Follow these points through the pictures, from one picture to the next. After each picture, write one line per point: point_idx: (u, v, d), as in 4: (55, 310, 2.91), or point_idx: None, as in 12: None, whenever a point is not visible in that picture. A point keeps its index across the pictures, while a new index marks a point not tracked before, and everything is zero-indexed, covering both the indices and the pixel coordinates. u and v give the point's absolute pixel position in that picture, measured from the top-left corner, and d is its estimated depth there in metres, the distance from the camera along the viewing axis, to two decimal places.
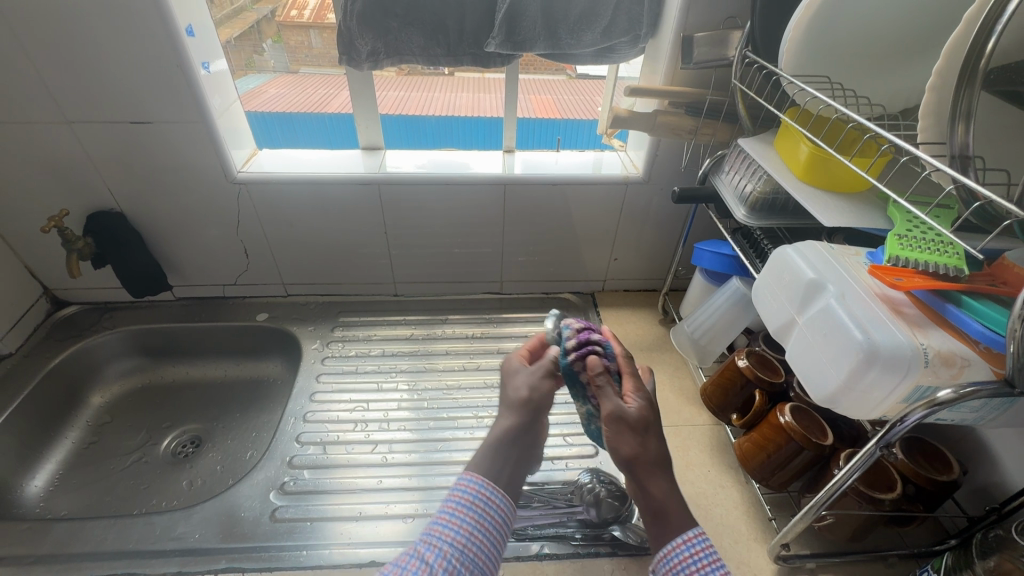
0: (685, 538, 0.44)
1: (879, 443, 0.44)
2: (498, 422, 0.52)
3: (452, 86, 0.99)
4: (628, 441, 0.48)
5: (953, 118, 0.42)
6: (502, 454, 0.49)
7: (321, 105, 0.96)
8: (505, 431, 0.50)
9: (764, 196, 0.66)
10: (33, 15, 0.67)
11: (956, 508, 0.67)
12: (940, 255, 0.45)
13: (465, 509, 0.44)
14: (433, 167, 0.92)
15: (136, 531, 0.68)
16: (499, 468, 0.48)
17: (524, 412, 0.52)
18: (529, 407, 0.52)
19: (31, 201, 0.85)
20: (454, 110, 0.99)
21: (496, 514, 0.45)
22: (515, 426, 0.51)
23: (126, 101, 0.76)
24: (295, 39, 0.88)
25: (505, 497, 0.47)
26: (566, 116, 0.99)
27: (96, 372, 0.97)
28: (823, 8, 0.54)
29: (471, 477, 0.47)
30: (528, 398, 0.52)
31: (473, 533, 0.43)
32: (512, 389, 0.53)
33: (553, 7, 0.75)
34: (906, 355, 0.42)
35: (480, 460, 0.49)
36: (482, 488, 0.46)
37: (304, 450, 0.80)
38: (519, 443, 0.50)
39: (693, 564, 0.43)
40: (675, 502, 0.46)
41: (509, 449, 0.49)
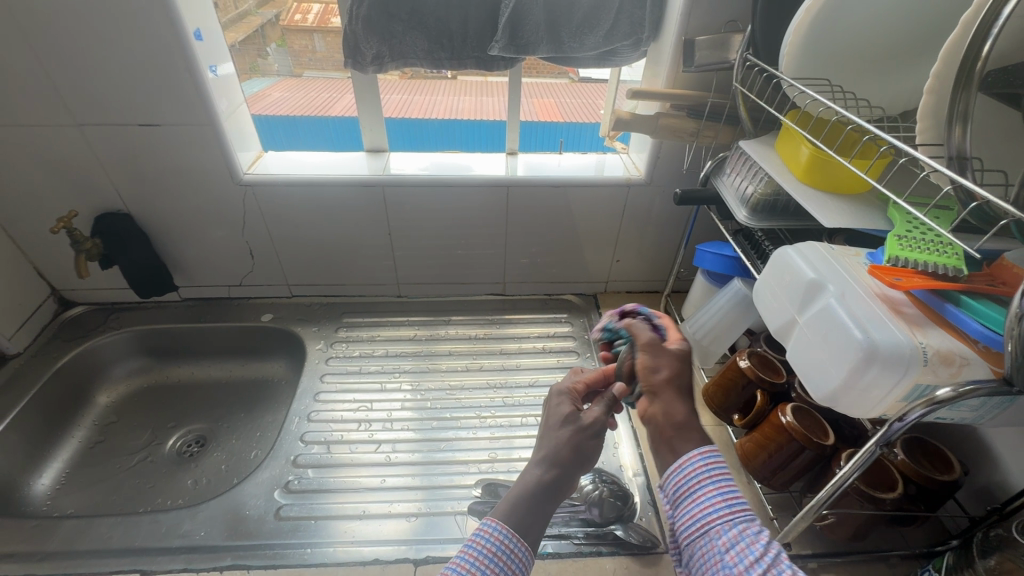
0: (704, 449, 0.47)
1: (879, 442, 0.45)
2: (529, 472, 0.49)
3: (453, 91, 1.02)
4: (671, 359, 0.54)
5: (951, 120, 0.42)
6: (534, 508, 0.47)
7: (325, 109, 0.97)
8: (536, 485, 0.47)
9: (765, 198, 0.66)
10: (45, 19, 0.68)
11: (957, 509, 0.67)
12: (939, 255, 0.46)
13: (486, 560, 0.43)
14: (436, 169, 0.93)
15: (142, 529, 0.69)
16: (528, 523, 0.46)
17: (562, 464, 0.48)
18: (566, 461, 0.48)
19: (41, 203, 0.87)
20: (456, 114, 1.02)
21: (516, 566, 0.44)
22: (547, 480, 0.48)
23: (135, 104, 0.77)
24: (300, 43, 0.87)
25: (528, 550, 0.45)
26: (569, 120, 1.01)
27: (103, 372, 0.98)
28: (823, 11, 0.54)
29: (494, 526, 0.45)
30: (570, 450, 0.49)
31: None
32: (551, 438, 0.50)
33: (555, 12, 0.76)
34: (905, 354, 0.43)
35: (507, 510, 0.47)
36: (506, 539, 0.44)
37: (308, 449, 0.81)
38: (550, 499, 0.48)
39: (707, 471, 0.46)
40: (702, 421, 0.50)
41: (541, 504, 0.47)
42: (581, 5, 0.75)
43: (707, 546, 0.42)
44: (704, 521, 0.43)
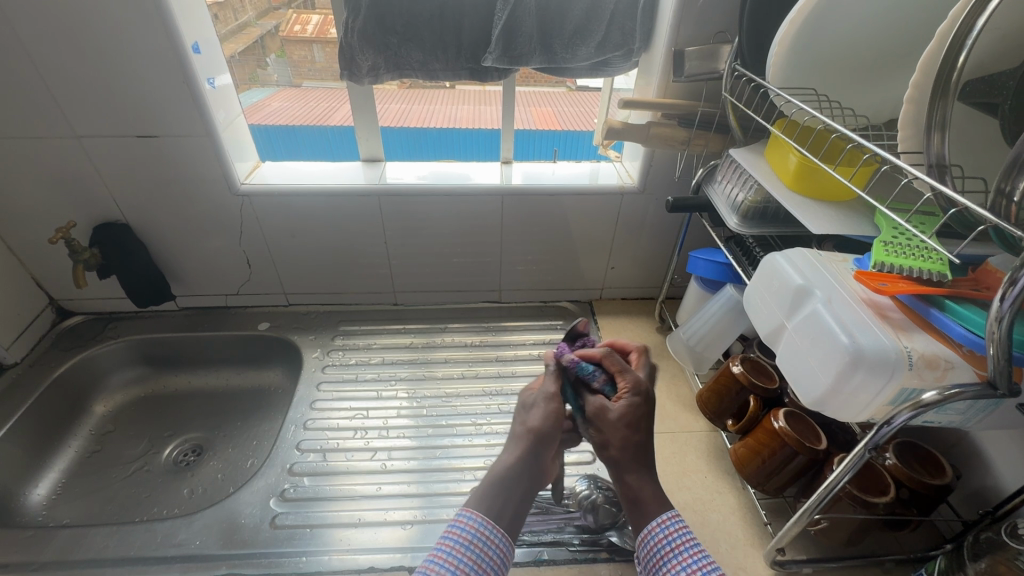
0: (659, 521, 0.49)
1: (867, 445, 0.45)
2: (500, 457, 0.52)
3: (452, 99, 1.01)
4: (605, 435, 0.52)
5: (930, 128, 0.43)
6: (506, 490, 0.49)
7: (323, 118, 0.97)
8: (507, 469, 0.50)
9: (756, 205, 0.67)
10: (45, 33, 0.69)
11: (950, 513, 0.68)
12: (923, 260, 0.46)
13: (463, 548, 0.45)
14: (432, 178, 0.94)
15: (137, 538, 0.69)
16: (499, 509, 0.48)
17: (526, 444, 0.51)
18: (530, 439, 0.52)
19: (39, 213, 0.87)
20: (454, 122, 1.01)
21: (494, 553, 0.46)
22: (515, 463, 0.50)
23: (134, 116, 0.78)
24: (299, 53, 0.89)
25: (504, 538, 0.47)
26: (566, 128, 1.01)
27: (99, 382, 0.98)
28: (807, 22, 0.56)
29: (470, 515, 0.48)
30: (531, 429, 0.52)
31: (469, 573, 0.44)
32: (517, 421, 0.54)
33: (548, 23, 0.77)
34: (891, 358, 0.43)
35: (480, 500, 0.49)
36: (481, 527, 0.47)
37: (304, 457, 0.81)
38: (519, 480, 0.50)
39: (666, 545, 0.48)
40: (648, 491, 0.51)
41: (512, 488, 0.49)
42: (573, 15, 0.76)
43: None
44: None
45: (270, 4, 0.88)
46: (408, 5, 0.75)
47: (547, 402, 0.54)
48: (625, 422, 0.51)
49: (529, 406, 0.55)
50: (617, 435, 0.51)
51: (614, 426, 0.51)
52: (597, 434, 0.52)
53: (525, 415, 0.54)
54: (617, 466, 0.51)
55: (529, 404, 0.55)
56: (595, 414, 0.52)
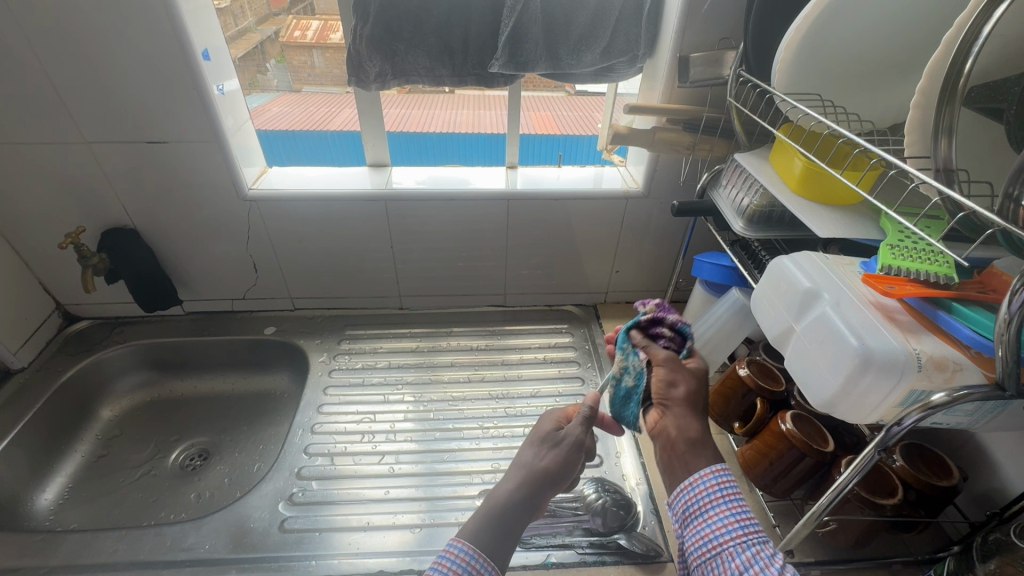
0: (712, 469, 0.51)
1: (878, 447, 0.46)
2: (502, 488, 0.54)
3: (452, 105, 1.10)
4: (676, 376, 0.55)
5: (937, 133, 0.44)
6: (498, 532, 0.50)
7: (324, 122, 1.02)
8: (510, 499, 0.53)
9: (761, 209, 0.68)
10: (58, 39, 0.70)
11: (958, 514, 0.68)
12: (930, 263, 0.47)
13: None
14: (432, 183, 0.95)
15: (146, 542, 0.69)
16: (492, 542, 0.49)
17: (534, 480, 0.54)
18: (539, 477, 0.54)
19: (49, 219, 0.88)
20: (454, 128, 1.05)
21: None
22: (515, 495, 0.53)
23: (145, 124, 0.79)
24: (299, 58, 0.89)
25: (494, 568, 0.48)
26: (566, 133, 1.03)
27: (106, 386, 0.98)
28: (812, 30, 0.56)
29: (459, 547, 0.48)
30: (542, 462, 0.56)
31: None
32: (535, 451, 0.57)
33: (553, 30, 0.78)
34: (900, 360, 0.44)
35: (474, 533, 0.50)
36: (472, 559, 0.47)
37: (312, 461, 0.81)
38: (517, 514, 0.52)
39: (716, 492, 0.50)
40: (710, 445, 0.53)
41: (511, 519, 0.52)
42: (579, 22, 0.77)
43: (717, 566, 0.46)
44: (716, 541, 0.47)
45: (271, 10, 0.90)
46: (415, 12, 0.76)
47: (568, 447, 0.57)
48: (697, 374, 0.57)
49: (551, 442, 0.58)
50: (688, 380, 0.55)
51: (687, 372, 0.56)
52: (666, 375, 0.55)
53: (541, 447, 0.57)
54: (682, 407, 0.54)
55: (547, 439, 0.58)
56: (668, 359, 0.56)
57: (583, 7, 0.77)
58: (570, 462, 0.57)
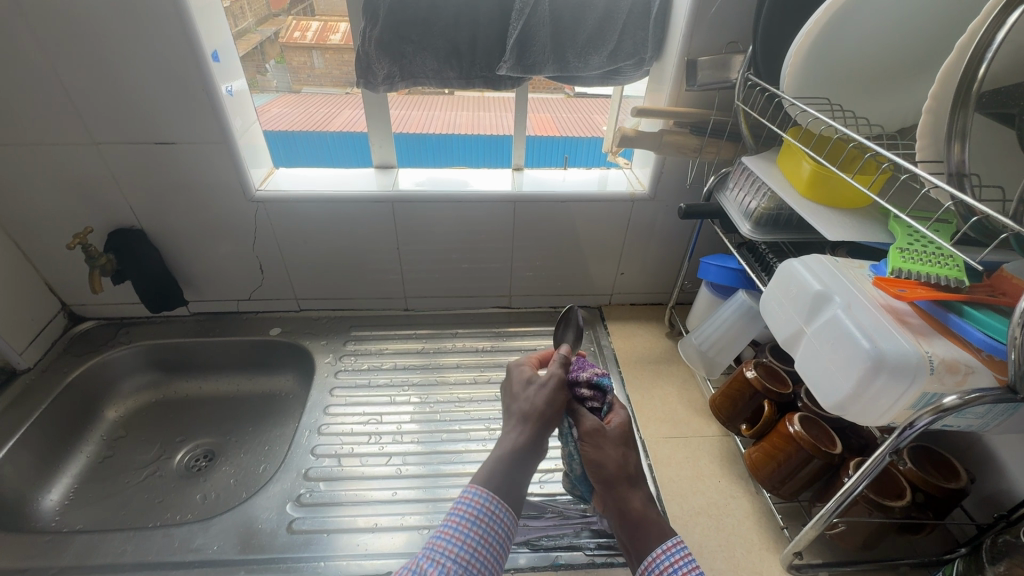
0: (664, 548, 0.50)
1: (890, 449, 0.46)
2: (506, 436, 0.52)
3: (451, 106, 1.06)
4: (603, 452, 0.56)
5: (951, 137, 0.44)
6: (512, 470, 0.50)
7: (321, 124, 0.99)
8: (514, 450, 0.51)
9: (768, 212, 0.68)
10: (69, 41, 0.70)
11: (964, 516, 0.68)
12: (941, 267, 0.48)
13: (470, 523, 0.47)
14: (432, 184, 0.95)
15: (154, 543, 0.69)
16: (507, 483, 0.49)
17: (534, 425, 0.52)
18: (538, 421, 0.53)
19: (57, 220, 0.88)
20: (454, 129, 1.03)
21: (499, 528, 0.48)
22: (523, 442, 0.51)
23: (154, 125, 0.79)
24: (298, 59, 0.92)
25: (510, 512, 0.49)
26: (566, 134, 1.03)
27: (112, 387, 0.98)
28: (823, 33, 0.57)
29: (475, 491, 0.49)
30: (531, 410, 0.53)
31: (478, 548, 0.46)
32: (524, 400, 0.55)
33: (561, 32, 0.78)
34: (912, 363, 0.44)
35: (488, 474, 0.49)
36: (488, 503, 0.48)
37: (319, 462, 0.81)
38: (527, 456, 0.51)
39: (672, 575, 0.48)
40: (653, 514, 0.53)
41: (518, 468, 0.50)
42: (587, 25, 0.78)
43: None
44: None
45: (270, 11, 0.91)
46: (424, 13, 0.76)
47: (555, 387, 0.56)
48: (622, 438, 0.58)
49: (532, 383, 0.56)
50: (615, 451, 0.56)
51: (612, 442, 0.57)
52: (594, 455, 0.56)
53: (527, 394, 0.55)
54: (618, 486, 0.54)
55: (531, 382, 0.57)
56: (592, 431, 0.57)
57: (591, 10, 0.77)
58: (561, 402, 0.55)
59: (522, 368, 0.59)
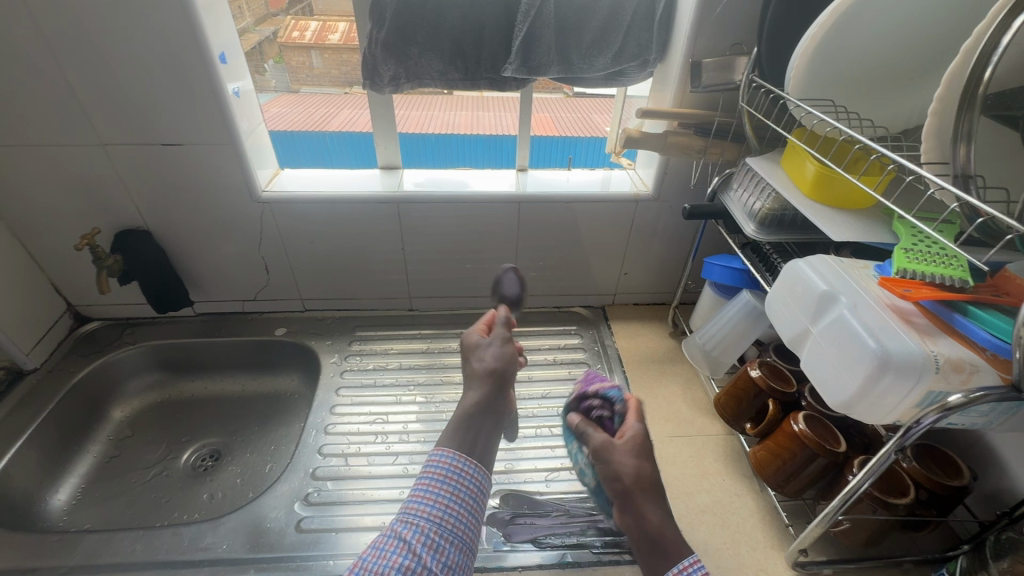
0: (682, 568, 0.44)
1: (896, 447, 0.47)
2: (466, 396, 0.58)
3: (450, 106, 1.10)
4: (617, 464, 0.51)
5: (956, 140, 0.44)
6: (473, 425, 0.55)
7: (321, 124, 1.00)
8: (474, 405, 0.56)
9: (773, 213, 0.69)
10: (78, 42, 0.71)
11: (967, 514, 0.69)
12: (945, 267, 0.48)
13: (439, 483, 0.50)
14: (431, 185, 0.96)
15: (164, 542, 0.69)
16: (473, 437, 0.54)
17: (490, 385, 0.58)
18: (493, 380, 0.58)
19: (64, 221, 0.88)
20: (454, 128, 1.06)
21: (468, 484, 0.51)
22: (482, 399, 0.57)
23: (163, 125, 0.80)
24: (297, 59, 0.94)
25: (480, 468, 0.53)
26: (565, 134, 1.04)
27: (118, 387, 0.98)
28: (827, 36, 0.57)
29: (442, 454, 0.52)
30: (492, 370, 0.59)
31: (449, 503, 0.49)
32: (477, 362, 0.61)
33: (566, 35, 0.79)
34: (918, 362, 0.44)
35: (452, 436, 0.54)
36: (454, 462, 0.51)
37: (326, 461, 0.82)
38: (489, 414, 0.56)
39: None
40: (670, 529, 0.47)
41: (479, 425, 0.55)
42: (591, 27, 0.78)
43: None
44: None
45: (269, 11, 0.92)
46: (429, 15, 0.76)
47: (504, 348, 0.62)
48: (636, 449, 0.52)
49: (481, 347, 0.62)
50: (629, 461, 0.51)
51: (623, 454, 0.51)
52: (607, 470, 0.51)
53: (481, 356, 0.61)
54: (637, 498, 0.48)
55: (481, 346, 0.63)
56: (601, 448, 0.53)
57: (596, 12, 0.78)
58: (511, 361, 0.61)
59: (471, 334, 0.65)
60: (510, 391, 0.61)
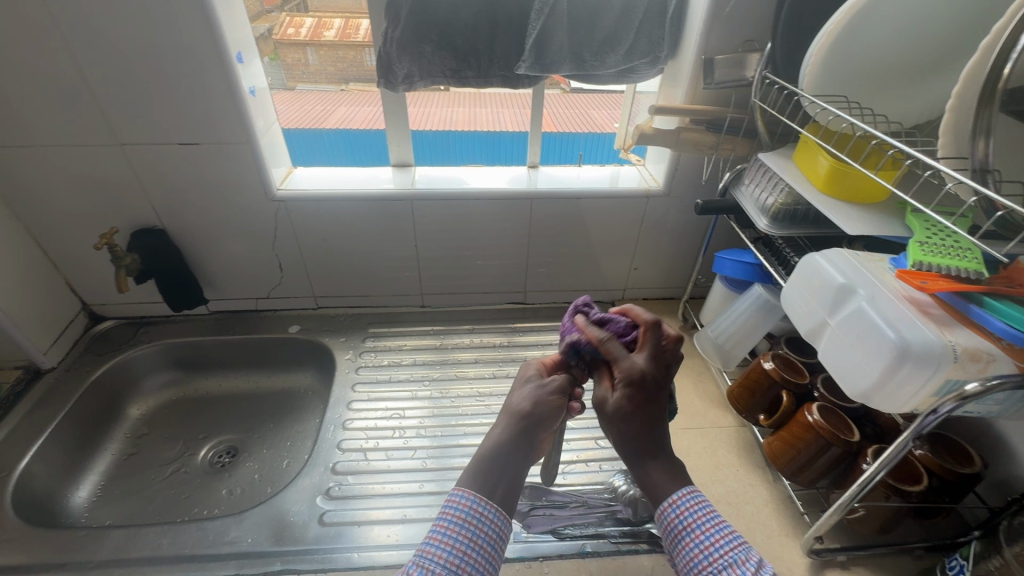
0: (673, 499, 0.46)
1: (913, 434, 0.48)
2: (494, 433, 0.51)
3: (447, 103, 1.02)
4: (608, 428, 0.49)
5: (975, 134, 0.45)
6: (496, 467, 0.49)
7: (319, 121, 1.00)
8: (499, 445, 0.50)
9: (785, 207, 0.70)
10: (97, 43, 0.71)
11: (977, 500, 0.70)
12: (960, 259, 0.50)
13: (457, 527, 0.45)
14: (437, 182, 0.96)
15: (189, 537, 0.70)
16: (495, 483, 0.48)
17: (521, 428, 0.51)
18: (525, 423, 0.51)
19: (80, 221, 0.89)
20: (452, 125, 1.02)
21: (489, 529, 0.46)
22: (509, 440, 0.50)
23: (179, 124, 0.80)
24: (293, 56, 0.94)
25: (501, 513, 0.47)
26: (562, 130, 1.02)
27: (134, 386, 0.99)
28: (843, 33, 0.58)
29: (462, 494, 0.47)
30: (528, 411, 0.52)
31: (467, 551, 0.44)
32: (518, 398, 0.54)
33: (579, 33, 0.80)
34: (937, 352, 0.46)
35: (472, 476, 0.48)
36: (474, 504, 0.46)
37: (345, 456, 0.83)
38: (512, 456, 0.49)
39: (679, 525, 0.45)
40: (660, 475, 0.47)
41: (502, 465, 0.49)
42: (604, 24, 0.79)
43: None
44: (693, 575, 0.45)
45: (263, 7, 0.87)
46: (443, 14, 0.77)
47: (549, 391, 0.54)
48: (622, 416, 0.48)
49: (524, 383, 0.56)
50: (615, 429, 0.48)
51: (609, 420, 0.48)
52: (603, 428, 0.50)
53: (522, 393, 0.54)
54: (630, 458, 0.48)
55: (529, 383, 0.56)
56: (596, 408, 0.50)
57: (608, 10, 0.78)
58: (554, 405, 0.53)
59: (529, 366, 0.58)
60: (545, 438, 0.53)
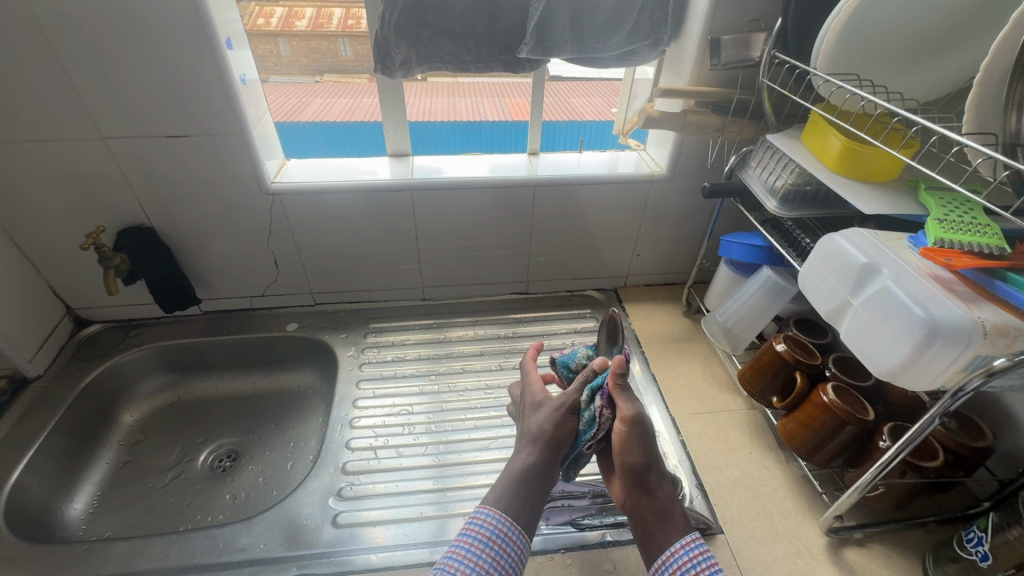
0: (682, 544, 0.54)
1: (941, 411, 0.48)
2: (518, 457, 0.58)
3: (424, 92, 1.01)
4: (631, 445, 0.59)
5: (1006, 107, 0.45)
6: (522, 489, 0.55)
7: (293, 114, 0.96)
8: (524, 470, 0.56)
9: (796, 187, 0.69)
10: (73, 30, 0.67)
11: (985, 473, 0.72)
12: (981, 235, 0.50)
13: (481, 544, 0.51)
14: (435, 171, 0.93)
15: (197, 546, 0.68)
16: (518, 506, 0.54)
17: (544, 448, 0.58)
18: (547, 442, 0.58)
19: (63, 221, 0.84)
20: (430, 115, 0.99)
21: (511, 550, 0.52)
22: (535, 463, 0.57)
23: (166, 117, 0.76)
24: (262, 47, 0.86)
25: (523, 535, 0.53)
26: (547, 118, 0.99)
27: (127, 391, 0.96)
28: (858, 9, 0.57)
29: (488, 512, 0.53)
30: (548, 433, 0.59)
31: (489, 569, 0.50)
32: (533, 424, 0.60)
33: (580, 14, 0.77)
34: (966, 328, 0.46)
35: (498, 498, 0.54)
36: (499, 525, 0.52)
37: (355, 455, 0.81)
38: (540, 481, 0.56)
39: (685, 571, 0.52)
40: (653, 516, 0.57)
41: (526, 485, 0.55)
42: (606, 6, 0.77)
43: None
44: None
45: None
46: None
47: (564, 414, 0.60)
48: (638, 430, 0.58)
49: (538, 407, 0.62)
50: (637, 445, 0.58)
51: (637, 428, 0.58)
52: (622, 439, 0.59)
53: (536, 416, 0.61)
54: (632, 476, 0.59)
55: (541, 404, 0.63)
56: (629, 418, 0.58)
57: None
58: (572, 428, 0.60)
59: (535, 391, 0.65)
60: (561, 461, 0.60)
